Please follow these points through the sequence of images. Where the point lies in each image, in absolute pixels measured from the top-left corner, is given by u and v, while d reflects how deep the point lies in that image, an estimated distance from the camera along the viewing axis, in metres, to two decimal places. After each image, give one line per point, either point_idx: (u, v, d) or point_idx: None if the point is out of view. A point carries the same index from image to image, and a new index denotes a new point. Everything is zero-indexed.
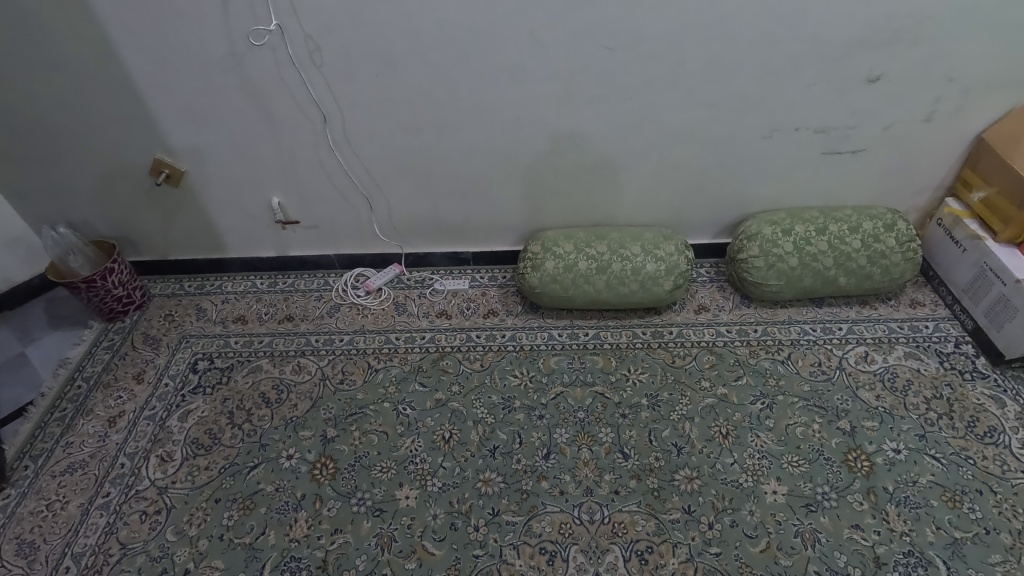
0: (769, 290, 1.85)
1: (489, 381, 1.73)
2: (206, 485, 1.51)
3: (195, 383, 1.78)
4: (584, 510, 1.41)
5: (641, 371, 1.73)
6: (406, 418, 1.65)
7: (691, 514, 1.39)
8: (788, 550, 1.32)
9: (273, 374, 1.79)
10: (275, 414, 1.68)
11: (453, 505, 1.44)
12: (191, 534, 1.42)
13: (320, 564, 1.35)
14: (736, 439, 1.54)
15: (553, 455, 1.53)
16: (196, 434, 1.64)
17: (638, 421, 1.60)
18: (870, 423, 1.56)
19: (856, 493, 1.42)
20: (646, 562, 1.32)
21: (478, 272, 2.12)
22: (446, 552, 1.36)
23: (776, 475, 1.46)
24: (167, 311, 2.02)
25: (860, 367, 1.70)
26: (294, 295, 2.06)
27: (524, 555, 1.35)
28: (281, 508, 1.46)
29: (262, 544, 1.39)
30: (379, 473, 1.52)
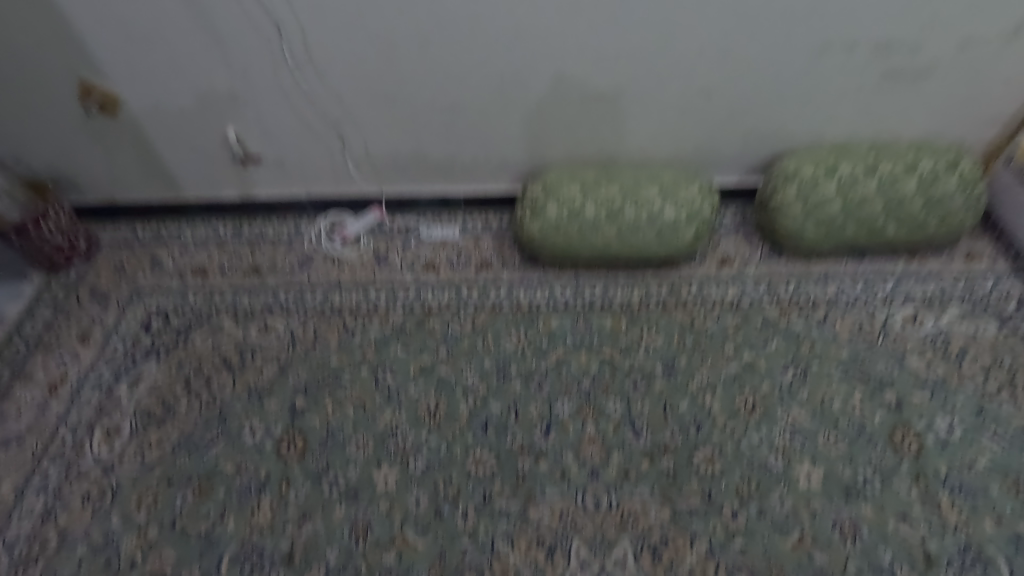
0: (805, 241, 1.60)
1: (481, 345, 1.51)
2: (157, 463, 1.33)
3: (147, 345, 1.56)
4: (588, 496, 1.23)
5: (655, 334, 1.51)
6: (387, 387, 1.44)
7: (711, 502, 1.21)
8: (824, 545, 1.15)
9: (236, 335, 1.57)
10: (238, 381, 1.47)
11: (438, 489, 1.26)
12: (140, 521, 1.24)
13: (286, 558, 1.18)
14: (764, 413, 1.34)
15: (553, 430, 1.34)
16: (147, 404, 1.43)
17: (651, 392, 1.39)
18: (919, 395, 1.36)
19: (903, 478, 1.23)
20: (659, 557, 1.15)
21: (470, 218, 1.85)
22: (429, 544, 1.18)
23: (810, 456, 1.27)
24: (117, 262, 1.78)
25: (907, 331, 1.48)
26: (262, 244, 1.81)
27: (520, 548, 1.17)
28: (242, 491, 1.27)
29: (220, 533, 1.22)
30: (354, 451, 1.32)
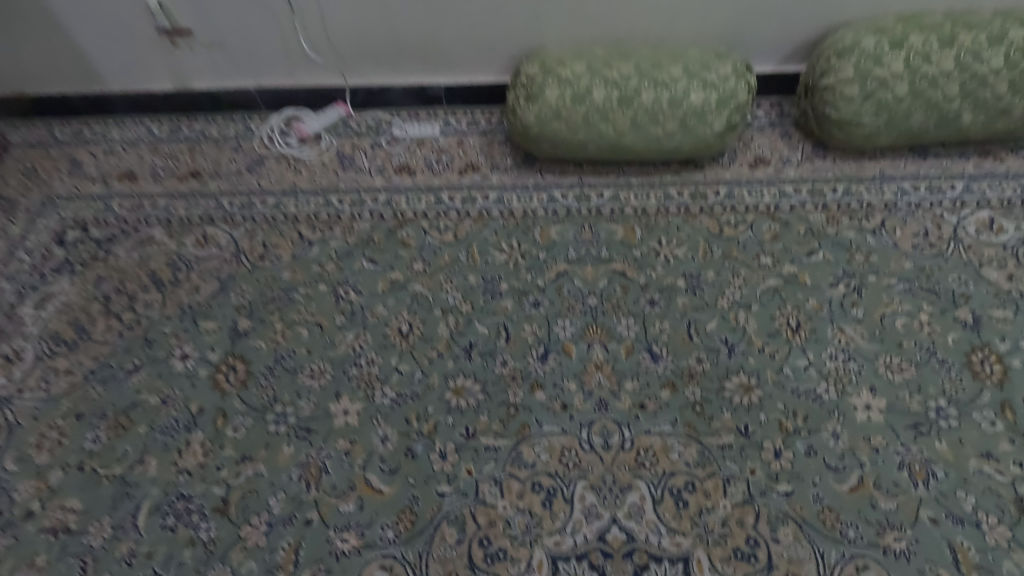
0: (861, 133, 1.31)
1: (464, 257, 1.24)
2: (65, 394, 1.08)
3: (60, 259, 1.28)
4: (596, 432, 0.99)
5: (676, 244, 1.24)
6: (349, 306, 1.17)
7: (748, 438, 0.98)
8: (890, 489, 0.92)
9: (167, 248, 1.29)
10: (168, 300, 1.20)
11: (410, 425, 1.01)
12: (40, 463, 1.00)
13: (218, 506, 0.94)
14: (811, 334, 1.09)
15: (552, 355, 1.09)
16: (56, 326, 1.17)
17: (672, 310, 1.14)
18: (1000, 312, 1.11)
19: (985, 409, 0.99)
20: (685, 505, 0.92)
21: (452, 115, 1.53)
22: (398, 490, 0.95)
23: (868, 384, 1.03)
24: (30, 166, 1.47)
25: (983, 239, 1.21)
26: (203, 145, 1.50)
27: (510, 494, 0.94)
28: (168, 428, 1.03)
29: (138, 477, 0.98)
30: (307, 380, 1.07)
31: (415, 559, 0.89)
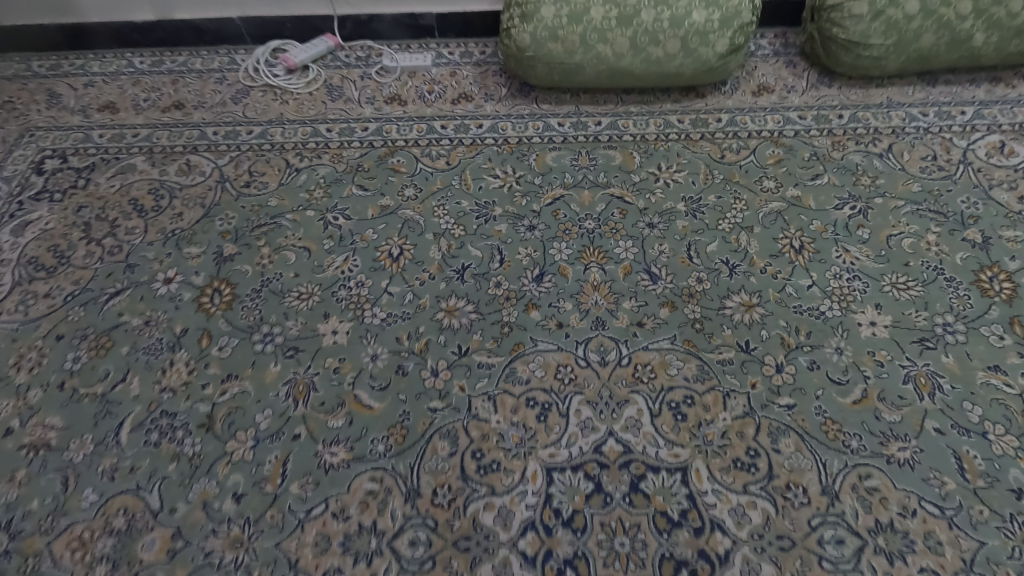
0: (868, 56, 1.25)
1: (457, 184, 1.19)
2: (45, 317, 1.04)
3: (39, 188, 1.23)
4: (592, 349, 0.96)
5: (676, 169, 1.19)
6: (337, 231, 1.13)
7: (749, 354, 0.95)
8: (895, 402, 0.89)
9: (150, 176, 1.24)
10: (151, 226, 1.16)
11: (401, 344, 0.98)
12: (19, 383, 0.97)
13: (203, 423, 0.91)
14: (814, 255, 1.06)
15: (547, 276, 1.05)
16: (35, 252, 1.13)
17: (672, 233, 1.10)
18: (1010, 233, 1.07)
19: (994, 325, 0.96)
20: (683, 418, 0.89)
21: (445, 47, 1.48)
22: (388, 406, 0.92)
23: (874, 302, 0.99)
24: (5, 97, 1.40)
25: (993, 162, 1.17)
26: (187, 77, 1.44)
27: (504, 408, 0.91)
28: (151, 348, 0.99)
29: (121, 395, 0.95)
30: (294, 302, 1.04)
31: (405, 471, 0.86)
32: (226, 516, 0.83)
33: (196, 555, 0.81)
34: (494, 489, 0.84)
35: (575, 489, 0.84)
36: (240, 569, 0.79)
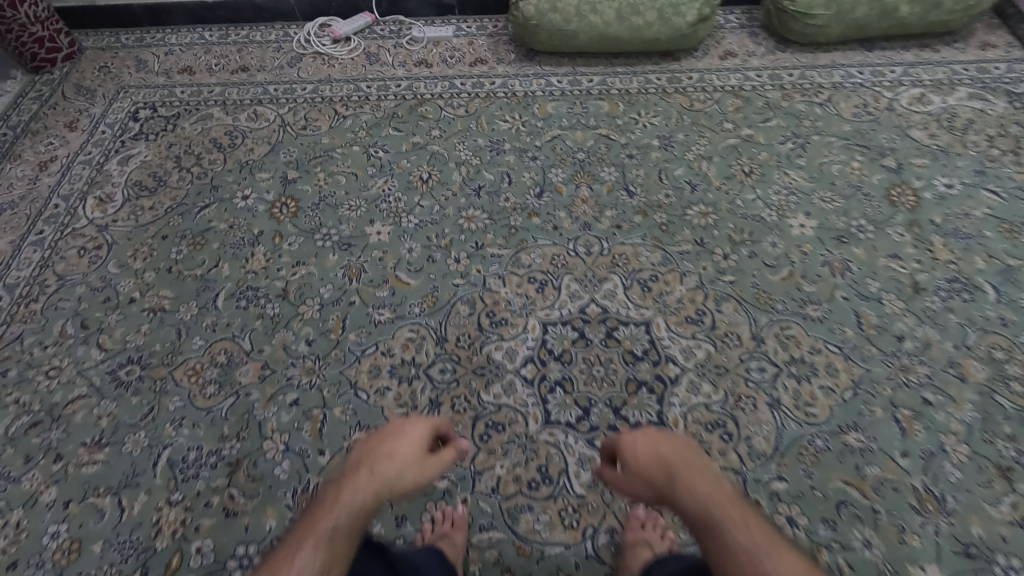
0: (813, 24, 1.52)
1: (475, 126, 1.46)
2: (151, 223, 1.32)
3: (136, 131, 1.50)
4: (581, 244, 1.23)
5: (653, 115, 1.46)
6: (378, 161, 1.40)
7: (703, 246, 1.21)
8: (813, 279, 1.15)
9: (225, 122, 1.51)
10: (229, 158, 1.42)
11: (431, 241, 1.25)
12: (136, 268, 1.25)
13: (280, 294, 1.19)
14: (760, 177, 1.32)
15: (546, 193, 1.32)
16: (139, 177, 1.40)
17: (647, 161, 1.36)
18: (920, 161, 1.32)
19: (898, 226, 1.22)
20: (649, 290, 1.16)
21: (464, 22, 1.75)
22: (422, 282, 1.19)
23: (805, 210, 1.26)
24: (102, 64, 1.68)
25: (913, 108, 1.42)
26: (250, 47, 1.72)
27: (511, 284, 1.18)
28: (236, 244, 1.27)
29: (216, 276, 1.23)
30: (346, 212, 1.31)
31: (436, 325, 1.13)
32: (301, 354, 1.11)
33: (281, 379, 1.08)
34: (503, 337, 1.12)
35: (565, 336, 1.11)
36: (315, 387, 1.07)
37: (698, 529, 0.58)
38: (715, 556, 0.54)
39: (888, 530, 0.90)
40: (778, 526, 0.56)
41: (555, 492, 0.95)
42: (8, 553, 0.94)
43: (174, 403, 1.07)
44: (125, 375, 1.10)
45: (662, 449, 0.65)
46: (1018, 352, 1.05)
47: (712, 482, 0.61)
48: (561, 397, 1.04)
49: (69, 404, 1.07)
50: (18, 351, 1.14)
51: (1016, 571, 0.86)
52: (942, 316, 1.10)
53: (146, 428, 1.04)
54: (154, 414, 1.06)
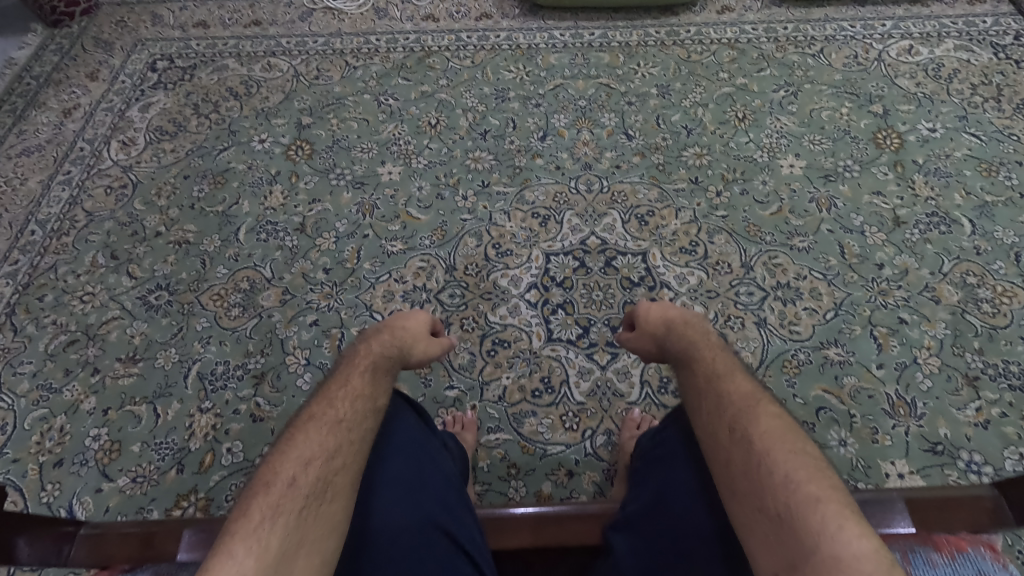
0: None
1: (480, 76, 1.52)
2: (173, 165, 1.38)
3: (155, 81, 1.56)
4: (581, 182, 1.30)
5: (651, 66, 1.51)
6: (388, 108, 1.47)
7: (697, 184, 1.28)
8: (801, 214, 1.23)
9: (241, 72, 1.56)
10: (245, 105, 1.49)
11: (439, 180, 1.32)
12: (161, 205, 1.32)
13: (298, 228, 1.26)
14: (753, 122, 1.38)
15: (549, 137, 1.38)
16: (159, 123, 1.46)
17: (645, 108, 1.43)
18: (906, 107, 1.39)
19: (882, 166, 1.29)
20: (645, 223, 1.23)
21: None
22: (431, 217, 1.26)
23: (794, 152, 1.32)
24: (118, 19, 1.72)
25: (901, 59, 1.48)
26: (261, 3, 1.76)
27: (516, 218, 1.25)
28: (255, 183, 1.34)
29: (236, 212, 1.30)
30: (359, 154, 1.38)
31: (446, 255, 1.21)
32: (319, 281, 1.19)
33: (301, 303, 1.16)
34: (508, 265, 1.19)
35: (566, 265, 1.18)
36: (333, 310, 1.15)
37: (681, 373, 0.67)
38: (690, 394, 0.62)
39: (862, 431, 0.99)
40: (758, 375, 0.62)
41: (557, 400, 1.04)
42: (54, 452, 1.02)
43: (201, 324, 1.15)
44: (155, 300, 1.18)
45: (674, 316, 0.74)
46: (990, 277, 1.13)
47: (706, 341, 0.68)
48: (563, 318, 1.12)
49: (104, 325, 1.15)
50: (53, 279, 1.21)
51: (978, 465, 0.95)
52: (920, 246, 1.17)
53: (177, 346, 1.12)
54: (183, 333, 1.14)
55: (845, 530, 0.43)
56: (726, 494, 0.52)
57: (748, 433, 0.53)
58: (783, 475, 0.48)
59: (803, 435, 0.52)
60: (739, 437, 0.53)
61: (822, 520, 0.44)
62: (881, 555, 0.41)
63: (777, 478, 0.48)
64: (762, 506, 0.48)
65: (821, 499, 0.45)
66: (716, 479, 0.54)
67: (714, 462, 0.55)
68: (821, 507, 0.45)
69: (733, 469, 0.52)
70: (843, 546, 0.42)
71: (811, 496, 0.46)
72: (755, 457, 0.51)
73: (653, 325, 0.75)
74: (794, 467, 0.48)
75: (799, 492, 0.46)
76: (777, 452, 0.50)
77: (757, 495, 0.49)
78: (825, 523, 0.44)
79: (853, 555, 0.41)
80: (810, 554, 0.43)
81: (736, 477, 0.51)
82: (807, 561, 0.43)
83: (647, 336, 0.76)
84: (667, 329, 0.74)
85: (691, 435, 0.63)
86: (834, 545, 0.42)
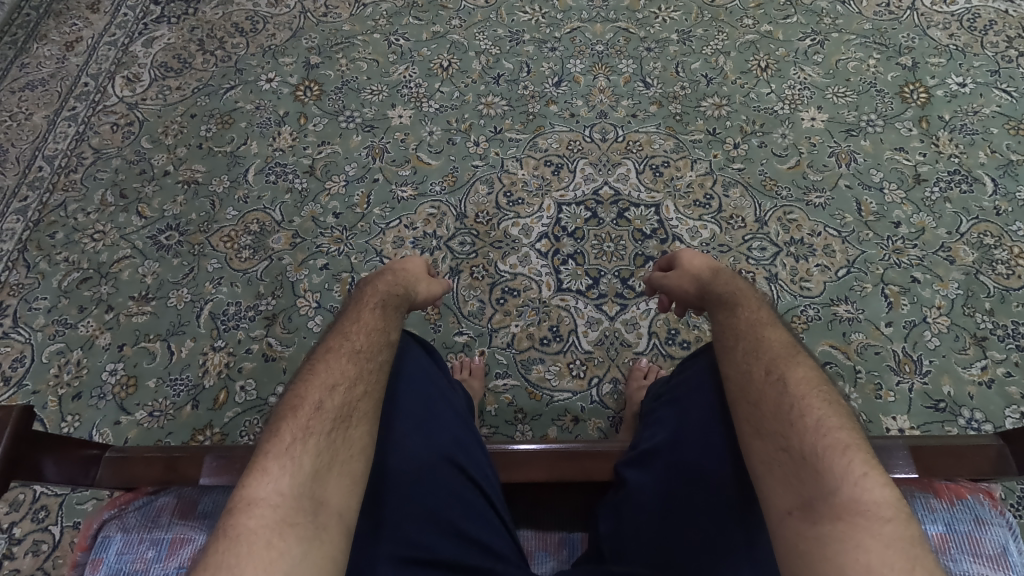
0: None
1: (494, 17, 1.45)
2: (180, 103, 1.35)
3: (158, 14, 1.49)
4: (596, 131, 1.27)
5: (673, 9, 1.44)
6: (398, 49, 1.41)
7: (715, 136, 1.25)
8: (819, 168, 1.20)
9: (246, 7, 1.49)
10: (252, 43, 1.44)
11: (451, 125, 1.29)
12: (168, 144, 1.30)
13: (307, 170, 1.25)
14: (776, 72, 1.33)
15: (564, 83, 1.34)
16: (164, 59, 1.42)
17: (665, 55, 1.37)
18: (936, 60, 1.33)
19: (906, 122, 1.25)
20: (660, 175, 1.21)
21: None
22: (442, 163, 1.24)
23: (817, 105, 1.28)
24: None
25: (936, 8, 1.40)
26: None
27: (528, 166, 1.23)
28: (263, 124, 1.32)
29: (245, 153, 1.28)
30: (368, 96, 1.34)
31: (456, 203, 1.20)
32: (329, 225, 1.18)
33: (311, 247, 1.16)
34: (519, 214, 1.18)
35: (578, 215, 1.17)
36: (342, 254, 1.15)
37: (715, 315, 0.68)
38: (727, 335, 0.63)
39: (866, 387, 1.00)
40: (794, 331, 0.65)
41: (565, 348, 1.05)
42: (72, 385, 1.05)
43: (212, 265, 1.15)
44: (166, 240, 1.18)
45: (722, 264, 0.75)
46: (1008, 238, 1.11)
47: (751, 293, 0.69)
48: (573, 268, 1.12)
49: (116, 263, 1.16)
50: (62, 216, 1.21)
51: (978, 423, 0.96)
52: (939, 205, 1.15)
53: (188, 285, 1.13)
54: (195, 273, 1.14)
55: (869, 477, 0.46)
56: (747, 430, 0.55)
57: (786, 378, 0.56)
58: (816, 420, 0.51)
59: (835, 391, 0.56)
60: (776, 380, 0.56)
61: (848, 465, 0.47)
62: (897, 503, 0.45)
63: (808, 422, 0.51)
64: (786, 446, 0.51)
65: (850, 447, 0.49)
66: (737, 416, 0.56)
67: (739, 399, 0.57)
68: (848, 454, 0.48)
69: (762, 409, 0.55)
70: (865, 492, 0.45)
71: (840, 443, 0.49)
72: (790, 402, 0.54)
73: (698, 268, 0.75)
74: (829, 416, 0.52)
75: (829, 438, 0.50)
76: (812, 400, 0.53)
77: (785, 436, 0.51)
78: (850, 468, 0.47)
79: (874, 501, 0.45)
80: (828, 495, 0.46)
81: (764, 417, 0.54)
82: (824, 501, 0.46)
83: (688, 277, 0.76)
84: (713, 273, 0.74)
85: (714, 378, 0.64)
86: (856, 491, 0.46)
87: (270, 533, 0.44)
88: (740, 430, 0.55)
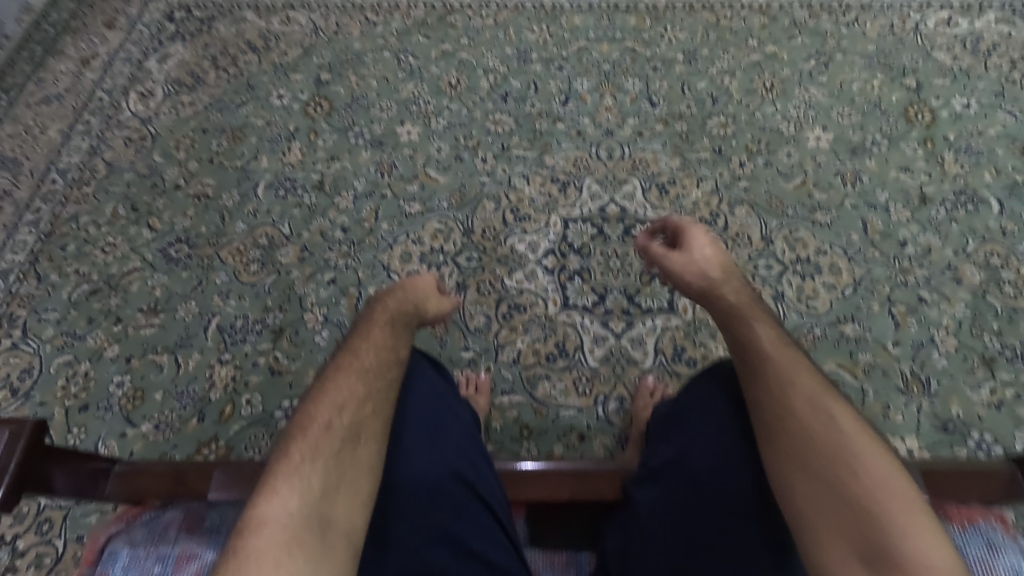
0: None
1: (503, 36, 1.47)
2: (192, 118, 1.38)
3: (173, 31, 1.52)
4: (602, 149, 1.28)
5: (679, 30, 1.45)
6: (408, 66, 1.44)
7: (720, 155, 1.26)
8: (824, 188, 1.21)
9: (258, 25, 1.52)
10: (264, 60, 1.46)
11: (459, 141, 1.31)
12: (180, 158, 1.32)
13: (316, 185, 1.26)
14: (782, 92, 1.35)
15: (571, 101, 1.36)
16: (178, 75, 1.45)
17: (671, 75, 1.39)
18: (940, 81, 1.34)
19: (910, 142, 1.26)
20: (666, 193, 1.22)
21: None
22: (450, 179, 1.26)
23: (822, 124, 1.29)
24: None
25: (940, 31, 1.41)
26: None
27: (535, 183, 1.24)
28: (273, 139, 1.33)
29: (255, 168, 1.29)
30: (378, 113, 1.36)
31: (463, 218, 1.21)
32: (337, 240, 1.19)
33: (320, 261, 1.17)
34: (526, 231, 1.19)
35: (584, 232, 1.18)
36: (350, 269, 1.16)
37: (733, 322, 0.65)
38: (756, 352, 0.61)
39: (873, 407, 0.99)
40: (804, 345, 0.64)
41: (571, 365, 1.05)
42: (80, 397, 1.05)
43: (220, 278, 1.16)
44: (175, 253, 1.19)
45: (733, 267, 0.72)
46: (1014, 259, 1.11)
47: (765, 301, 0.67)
48: (579, 284, 1.12)
49: (126, 275, 1.17)
50: (74, 228, 1.22)
51: (987, 445, 0.96)
52: (945, 225, 1.15)
53: (196, 298, 1.14)
54: (203, 286, 1.15)
55: (926, 531, 0.47)
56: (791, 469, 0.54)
57: (828, 414, 0.55)
58: (866, 466, 0.51)
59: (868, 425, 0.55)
60: (821, 417, 0.55)
61: (905, 519, 0.48)
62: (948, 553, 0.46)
63: (862, 471, 0.51)
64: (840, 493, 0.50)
65: (905, 498, 0.49)
66: (779, 451, 0.55)
67: (755, 425, 0.58)
68: (906, 507, 0.48)
69: (810, 448, 0.53)
70: (924, 547, 0.46)
71: (895, 493, 0.49)
72: (837, 444, 0.53)
73: (713, 266, 0.72)
74: (878, 460, 0.51)
75: (883, 486, 0.49)
76: (859, 442, 0.53)
77: (838, 483, 0.51)
78: (909, 522, 0.47)
79: (934, 556, 0.46)
80: (891, 550, 0.46)
81: (810, 457, 0.53)
82: (887, 556, 0.46)
83: (701, 272, 0.72)
84: (727, 276, 0.71)
85: (724, 400, 0.64)
86: (917, 547, 0.46)
87: (279, 553, 0.44)
88: (783, 468, 0.54)
